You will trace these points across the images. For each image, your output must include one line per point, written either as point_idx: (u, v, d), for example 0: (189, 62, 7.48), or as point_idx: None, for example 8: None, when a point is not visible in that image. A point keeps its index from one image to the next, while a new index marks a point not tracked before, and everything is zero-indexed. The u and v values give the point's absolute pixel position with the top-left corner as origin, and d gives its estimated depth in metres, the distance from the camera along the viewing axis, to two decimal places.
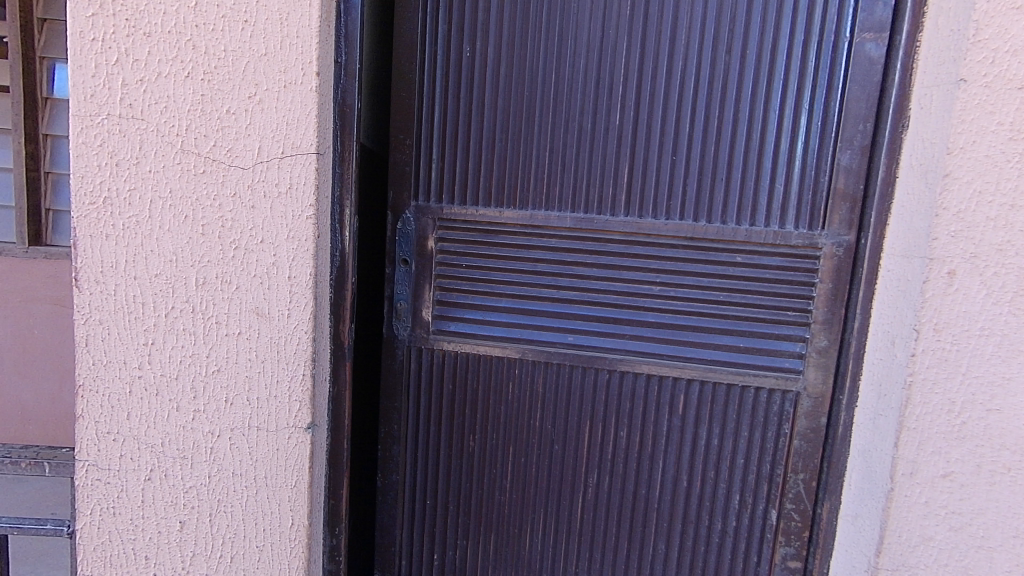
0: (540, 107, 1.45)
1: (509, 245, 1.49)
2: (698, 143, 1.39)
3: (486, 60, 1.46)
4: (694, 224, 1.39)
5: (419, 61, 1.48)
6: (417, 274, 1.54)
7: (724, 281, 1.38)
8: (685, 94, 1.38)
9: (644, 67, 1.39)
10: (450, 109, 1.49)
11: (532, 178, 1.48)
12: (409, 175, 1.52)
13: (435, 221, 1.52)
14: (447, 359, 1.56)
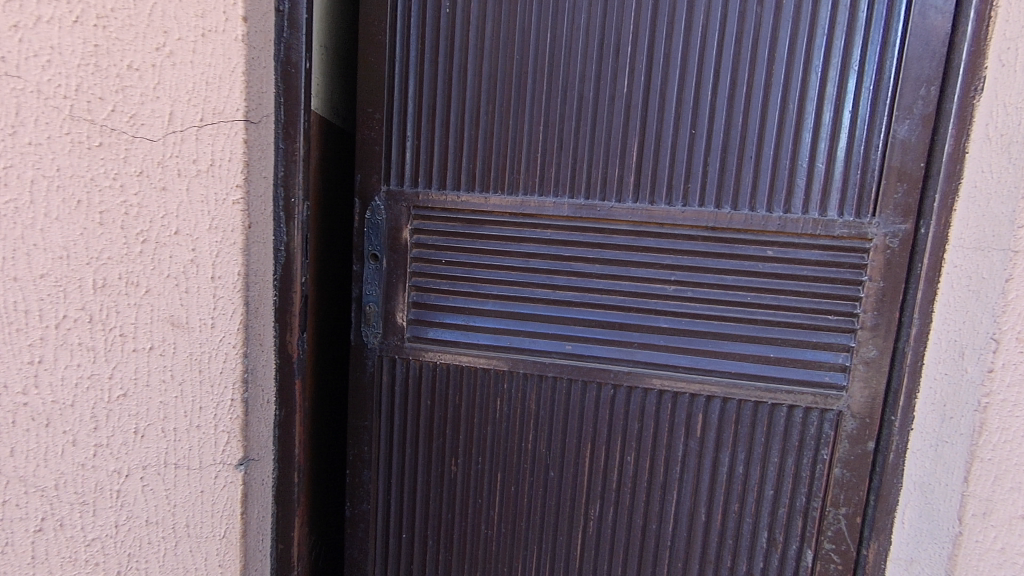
0: (532, 73, 1.21)
1: (496, 238, 1.26)
2: (721, 113, 1.15)
3: (469, 18, 1.21)
4: (717, 212, 1.16)
5: (389, 17, 1.24)
6: (391, 273, 1.32)
7: (752, 279, 1.16)
8: (708, 52, 1.14)
9: (659, 19, 1.15)
10: (427, 75, 1.25)
11: (524, 158, 1.24)
12: (378, 154, 1.28)
13: (409, 209, 1.30)
14: (424, 371, 1.35)
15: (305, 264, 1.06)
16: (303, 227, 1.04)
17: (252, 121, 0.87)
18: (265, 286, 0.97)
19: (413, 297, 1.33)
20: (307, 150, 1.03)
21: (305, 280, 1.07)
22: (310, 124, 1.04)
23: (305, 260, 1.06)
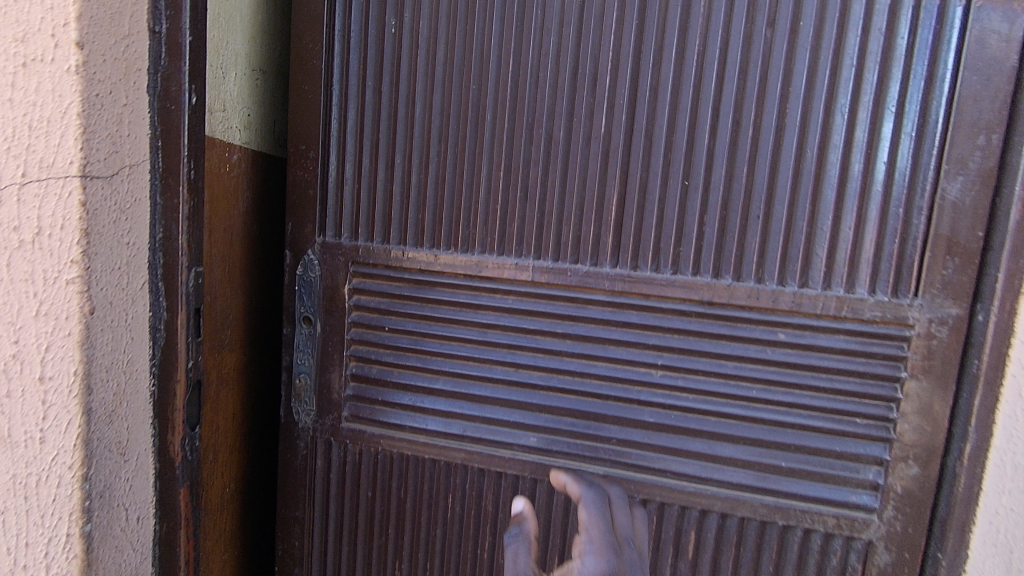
0: (491, 109, 0.99)
1: (448, 303, 1.05)
2: (718, 160, 0.92)
3: (417, 40, 1.00)
4: (713, 282, 0.94)
5: (324, 38, 1.03)
6: (324, 342, 1.12)
7: (758, 368, 0.94)
8: (706, 85, 0.91)
9: (644, 44, 0.92)
10: (368, 109, 1.04)
11: (481, 210, 1.02)
12: (312, 200, 1.08)
13: (347, 264, 1.08)
14: (365, 457, 1.13)
15: (194, 345, 0.85)
16: (192, 299, 0.83)
17: (94, 176, 0.67)
18: (137, 378, 0.78)
19: (353, 369, 1.12)
20: (196, 203, 0.82)
21: (194, 365, 0.85)
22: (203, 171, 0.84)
23: (193, 341, 0.84)
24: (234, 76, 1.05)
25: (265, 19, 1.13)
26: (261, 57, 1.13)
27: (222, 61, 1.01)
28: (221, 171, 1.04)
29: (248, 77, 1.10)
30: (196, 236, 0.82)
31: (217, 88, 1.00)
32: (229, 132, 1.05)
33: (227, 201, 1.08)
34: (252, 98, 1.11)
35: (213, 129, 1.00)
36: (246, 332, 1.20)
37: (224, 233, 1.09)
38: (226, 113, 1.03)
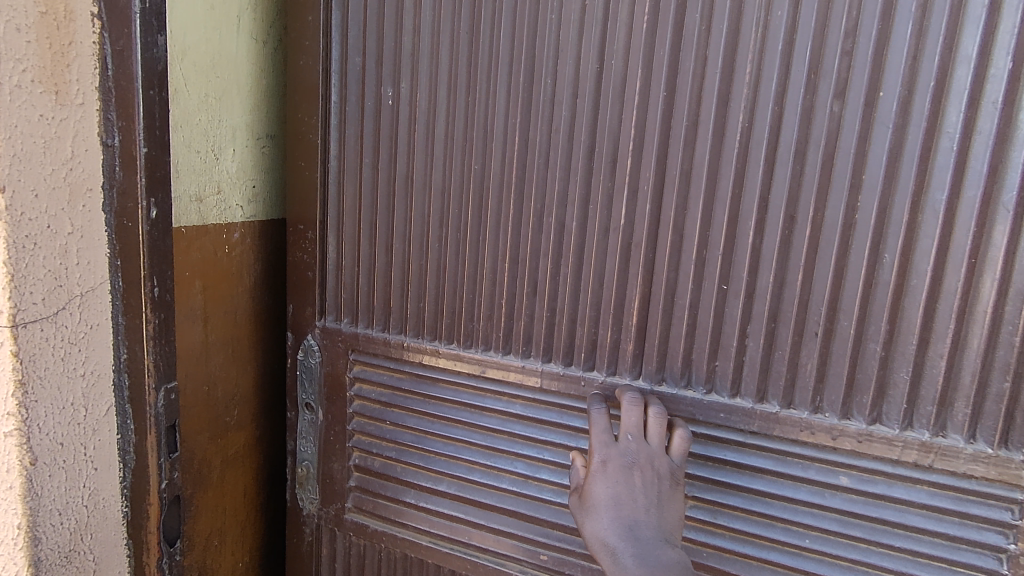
0: (496, 191, 0.86)
1: (451, 402, 0.95)
2: (763, 262, 0.75)
3: (415, 113, 0.88)
4: (754, 408, 0.78)
5: (319, 111, 0.94)
6: (325, 431, 1.05)
7: (809, 512, 0.78)
8: (749, 172, 0.73)
9: (676, 120, 0.76)
10: (365, 188, 0.94)
11: (487, 304, 0.90)
12: (311, 283, 1.00)
13: (347, 352, 1.01)
14: (371, 552, 1.07)
15: (165, 464, 0.76)
16: (162, 417, 0.75)
17: (31, 321, 0.62)
18: (103, 507, 0.72)
19: (355, 460, 1.05)
20: (164, 316, 0.73)
21: (166, 484, 0.76)
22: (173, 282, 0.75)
23: (162, 460, 0.75)
24: (235, 150, 0.94)
25: (273, 75, 0.99)
26: (271, 119, 1.00)
27: (214, 139, 0.89)
28: (219, 253, 0.93)
29: (255, 146, 0.98)
30: (163, 352, 0.73)
31: (209, 171, 0.89)
32: (231, 213, 0.95)
33: (231, 283, 0.96)
34: (262, 168, 0.99)
35: (206, 217, 0.89)
36: (268, 412, 1.11)
37: (229, 318, 0.98)
38: (223, 194, 0.92)
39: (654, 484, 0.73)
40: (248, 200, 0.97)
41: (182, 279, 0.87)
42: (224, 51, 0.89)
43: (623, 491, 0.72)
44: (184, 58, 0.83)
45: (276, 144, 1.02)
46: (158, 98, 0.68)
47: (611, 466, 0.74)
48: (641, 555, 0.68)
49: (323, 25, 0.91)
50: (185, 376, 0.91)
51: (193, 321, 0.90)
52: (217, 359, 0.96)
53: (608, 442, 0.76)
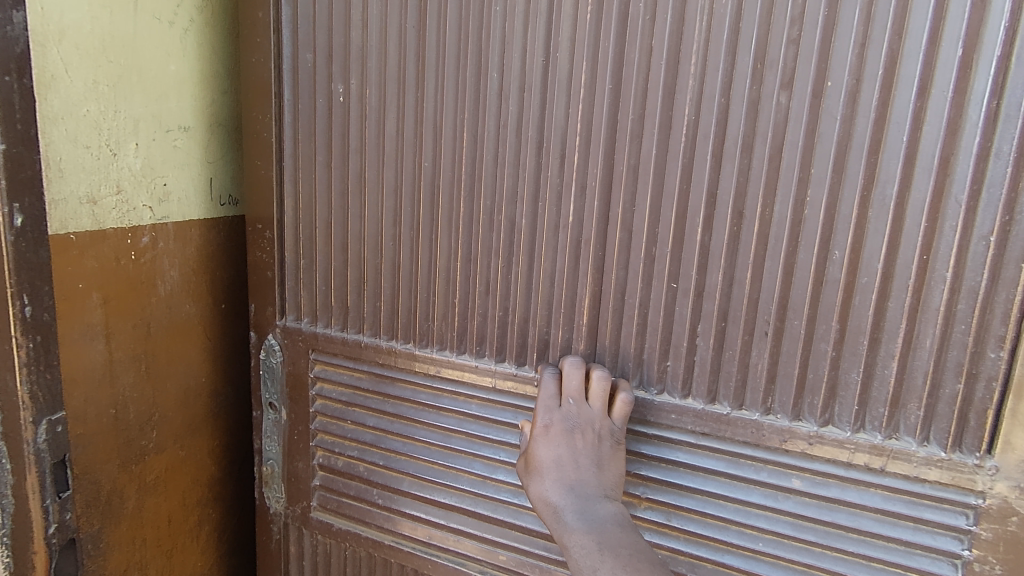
0: (447, 189, 0.85)
1: (409, 401, 0.95)
2: (712, 260, 0.72)
3: (365, 110, 0.87)
4: (705, 410, 0.76)
5: (272, 109, 0.92)
6: (291, 429, 1.05)
7: (762, 515, 0.76)
8: (696, 166, 0.71)
9: (623, 114, 0.73)
10: (319, 186, 0.93)
11: (441, 302, 0.89)
12: (271, 282, 0.99)
13: (308, 352, 1.00)
14: (336, 550, 1.07)
15: (52, 505, 0.77)
16: (46, 454, 0.76)
17: None
18: None
19: (319, 459, 1.05)
20: (42, 339, 0.73)
21: (54, 528, 0.78)
22: (51, 301, 0.74)
23: (48, 502, 0.77)
24: (138, 145, 0.85)
25: (181, 61, 0.91)
26: (181, 109, 0.92)
27: (110, 132, 0.80)
28: (122, 260, 0.84)
29: (164, 139, 0.89)
30: (41, 381, 0.74)
31: (104, 168, 0.80)
32: (137, 215, 0.86)
33: (140, 293, 0.88)
34: (173, 163, 0.91)
35: (104, 221, 0.81)
36: (194, 430, 1.02)
37: (139, 332, 0.89)
38: (126, 194, 0.83)
39: (596, 446, 0.75)
40: (158, 200, 0.89)
41: (75, 292, 0.78)
42: (121, 34, 0.81)
43: (566, 454, 0.75)
44: (63, 39, 0.73)
45: (189, 137, 0.93)
46: (16, 85, 0.67)
47: (553, 430, 0.76)
48: (582, 513, 0.71)
49: (273, 22, 0.90)
50: (85, 401, 0.82)
51: (92, 338, 0.82)
52: (125, 377, 0.88)
53: (551, 406, 0.78)
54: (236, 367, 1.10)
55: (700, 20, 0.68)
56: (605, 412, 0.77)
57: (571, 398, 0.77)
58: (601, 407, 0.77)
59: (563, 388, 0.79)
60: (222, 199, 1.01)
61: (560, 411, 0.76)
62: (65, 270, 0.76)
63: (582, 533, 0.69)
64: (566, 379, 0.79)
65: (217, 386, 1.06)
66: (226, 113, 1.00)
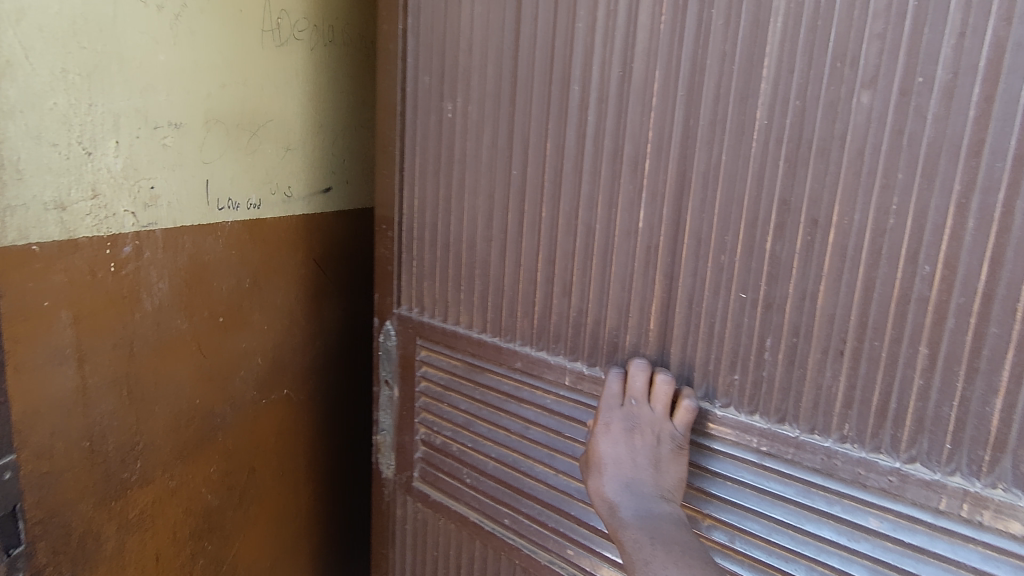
0: (531, 195, 0.91)
1: (494, 391, 1.02)
2: (783, 271, 0.68)
3: (468, 125, 0.97)
4: (771, 430, 0.72)
5: (395, 126, 1.07)
6: (400, 404, 1.19)
7: (836, 554, 0.69)
8: (768, 172, 0.68)
9: (695, 120, 0.73)
10: (429, 192, 1.05)
11: (524, 300, 0.95)
12: (389, 276, 1.14)
13: (416, 338, 1.13)
14: (432, 520, 1.18)
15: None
16: None
17: None
18: None
19: (422, 434, 1.18)
20: None
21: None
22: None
23: None
24: (119, 142, 0.85)
25: (170, 50, 0.90)
26: (172, 106, 0.92)
27: (82, 129, 0.80)
28: (98, 273, 0.85)
29: (150, 137, 0.89)
30: None
31: (75, 169, 0.80)
32: (118, 221, 0.86)
33: (121, 308, 0.89)
34: (160, 165, 0.91)
35: (76, 229, 0.81)
36: (184, 457, 1.06)
37: (119, 354, 0.91)
38: (102, 199, 0.84)
39: (656, 447, 0.76)
40: (144, 205, 0.90)
41: (38, 310, 0.78)
42: (96, 23, 0.79)
43: (624, 451, 0.76)
44: (22, 18, 0.71)
45: (180, 134, 0.94)
46: None
47: (613, 428, 0.78)
48: (638, 509, 0.72)
49: (401, 50, 1.04)
50: (54, 432, 0.83)
51: (61, 363, 0.82)
52: (103, 405, 0.89)
53: (612, 405, 0.79)
54: (233, 381, 1.13)
55: (773, 21, 0.66)
56: (667, 416, 0.77)
57: (633, 398, 0.78)
58: (663, 411, 0.77)
59: (626, 389, 0.80)
60: (217, 200, 1.02)
61: (620, 410, 0.78)
62: (29, 284, 0.76)
63: (636, 528, 0.70)
64: (629, 380, 0.79)
65: (210, 402, 1.09)
66: (224, 109, 1.01)
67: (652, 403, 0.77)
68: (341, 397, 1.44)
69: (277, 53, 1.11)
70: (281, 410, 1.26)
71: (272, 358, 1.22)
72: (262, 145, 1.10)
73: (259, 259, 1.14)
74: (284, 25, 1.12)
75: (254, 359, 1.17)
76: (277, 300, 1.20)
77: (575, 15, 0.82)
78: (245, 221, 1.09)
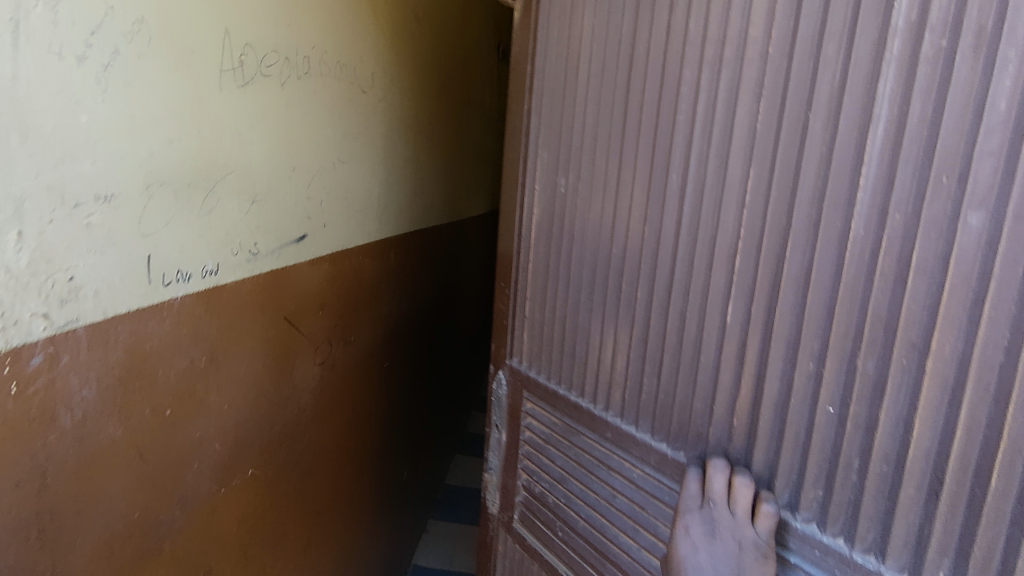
0: (629, 274, 0.94)
1: (587, 454, 1.05)
2: (876, 390, 0.64)
3: (577, 202, 1.03)
4: (855, 559, 0.67)
5: (517, 195, 1.17)
6: (507, 448, 1.28)
7: None
8: (862, 286, 0.64)
9: (787, 220, 0.70)
10: (542, 260, 1.13)
11: (617, 374, 0.98)
12: (506, 330, 1.24)
13: (523, 391, 1.21)
14: (527, 562, 1.25)
15: None
16: None
17: None
18: None
19: (523, 480, 1.25)
20: None
21: None
22: None
23: None
24: (23, 228, 0.51)
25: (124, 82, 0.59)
26: (104, 167, 0.58)
27: None
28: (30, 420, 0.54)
29: (69, 217, 0.55)
30: None
31: None
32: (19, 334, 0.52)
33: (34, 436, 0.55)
34: (84, 247, 0.57)
35: None
36: None
37: (23, 495, 0.55)
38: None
39: (739, 555, 0.74)
40: (165, 279, 0.70)
41: None
42: (164, 54, 0.64)
43: (705, 558, 0.77)
44: None
45: (113, 208, 0.60)
46: None
47: (693, 533, 0.78)
48: None
49: (524, 129, 1.13)
50: None
51: None
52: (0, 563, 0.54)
53: (692, 506, 0.78)
54: (189, 479, 0.80)
55: (873, 128, 0.62)
56: (749, 521, 0.74)
57: (714, 504, 0.76)
58: (744, 517, 0.74)
59: (706, 487, 0.78)
60: (237, 249, 0.85)
61: (699, 515, 0.77)
62: None
63: None
64: (709, 479, 0.78)
65: (154, 506, 0.74)
66: (273, 151, 0.92)
67: (732, 510, 0.74)
68: (296, 460, 1.15)
69: (265, 77, 0.86)
70: (249, 489, 0.98)
71: (247, 424, 0.94)
72: (296, 189, 1.02)
73: (215, 331, 0.82)
74: (250, 62, 0.82)
75: (209, 445, 0.84)
76: (246, 330, 0.91)
77: (676, 106, 0.83)
78: (200, 294, 0.77)
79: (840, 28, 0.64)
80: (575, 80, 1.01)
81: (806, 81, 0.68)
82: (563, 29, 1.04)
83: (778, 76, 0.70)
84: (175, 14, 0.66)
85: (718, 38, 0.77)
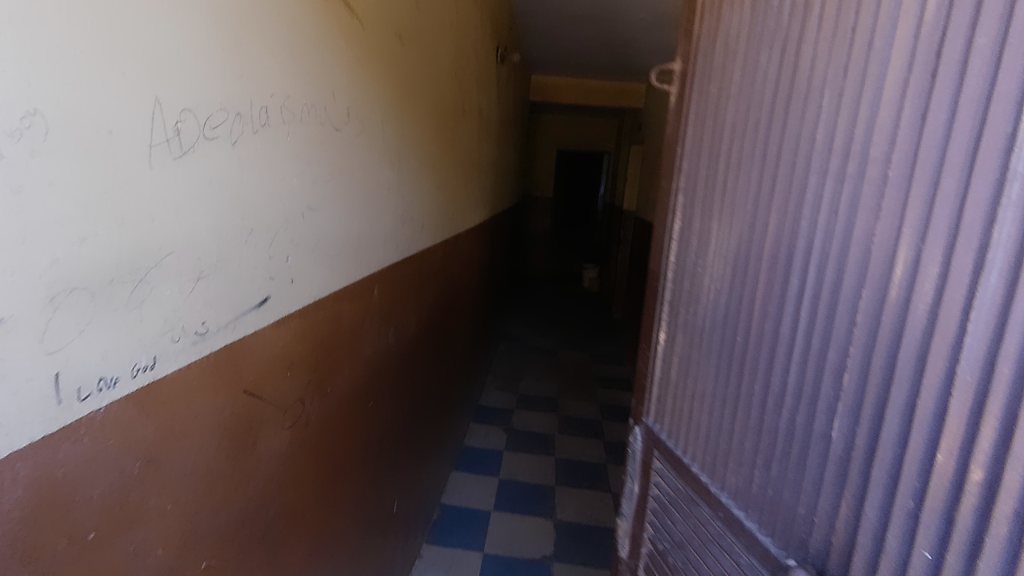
0: (748, 362, 0.95)
1: (703, 527, 1.04)
2: (971, 546, 0.59)
3: (708, 282, 1.07)
4: None
5: (665, 277, 1.23)
6: (638, 499, 1.31)
7: None
8: (967, 436, 0.60)
9: (897, 347, 0.68)
10: (673, 331, 1.20)
11: (724, 453, 1.01)
12: (643, 389, 1.31)
13: (653, 450, 1.25)
14: None
15: None
16: None
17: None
18: None
19: (651, 534, 1.25)
20: None
21: None
22: None
23: None
24: None
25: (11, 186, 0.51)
26: None
27: None
28: None
29: None
30: None
31: None
32: None
33: None
34: None
35: None
36: None
37: None
38: None
39: None
40: (82, 393, 0.61)
41: None
42: (68, 145, 0.56)
43: None
44: None
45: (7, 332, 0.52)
46: None
47: None
48: None
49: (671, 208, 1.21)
50: None
51: None
52: None
53: None
54: None
55: (987, 273, 0.58)
56: None
57: None
58: None
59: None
60: (178, 334, 0.76)
61: None
62: None
63: None
64: None
65: None
66: (222, 217, 0.85)
67: None
68: (253, 543, 1.05)
69: (210, 140, 0.79)
70: None
71: (195, 519, 0.85)
72: (253, 252, 0.94)
73: (155, 432, 0.74)
74: (189, 128, 0.75)
75: (152, 554, 0.76)
76: (194, 419, 0.82)
77: (802, 210, 0.84)
78: (135, 395, 0.70)
79: (960, 157, 0.61)
80: (719, 166, 1.06)
81: (922, 217, 0.65)
82: (710, 120, 1.09)
83: (894, 198, 0.69)
84: (83, 93, 0.58)
85: (844, 146, 0.77)
